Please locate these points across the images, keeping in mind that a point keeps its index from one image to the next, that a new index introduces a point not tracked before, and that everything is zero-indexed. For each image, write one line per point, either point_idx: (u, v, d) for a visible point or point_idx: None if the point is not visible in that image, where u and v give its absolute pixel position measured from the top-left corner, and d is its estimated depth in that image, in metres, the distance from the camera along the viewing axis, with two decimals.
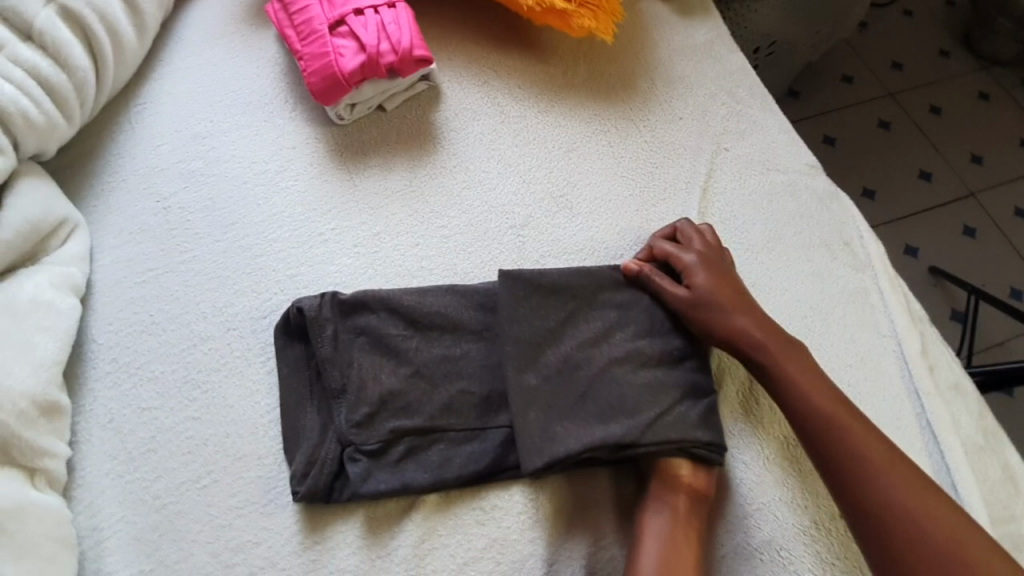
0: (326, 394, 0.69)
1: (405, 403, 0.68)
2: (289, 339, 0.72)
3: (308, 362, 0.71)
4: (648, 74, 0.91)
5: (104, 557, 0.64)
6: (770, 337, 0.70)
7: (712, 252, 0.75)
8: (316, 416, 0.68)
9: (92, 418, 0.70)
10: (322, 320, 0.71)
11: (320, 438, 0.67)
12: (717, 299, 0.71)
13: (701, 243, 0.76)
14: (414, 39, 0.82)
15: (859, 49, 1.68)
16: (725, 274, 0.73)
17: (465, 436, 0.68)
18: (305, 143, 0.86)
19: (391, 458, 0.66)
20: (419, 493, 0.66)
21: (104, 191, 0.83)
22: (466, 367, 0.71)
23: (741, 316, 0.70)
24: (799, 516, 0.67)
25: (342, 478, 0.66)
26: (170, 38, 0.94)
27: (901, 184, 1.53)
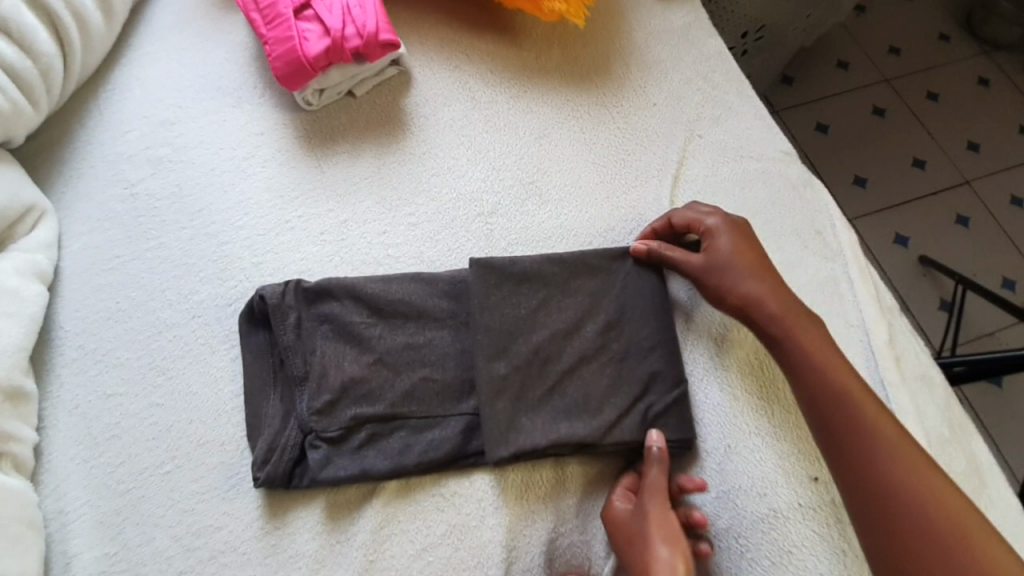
0: (289, 381, 0.69)
1: (367, 390, 0.68)
2: (254, 326, 0.72)
3: (272, 349, 0.71)
4: (623, 58, 0.89)
5: (68, 539, 0.65)
6: (789, 303, 0.69)
7: (728, 221, 0.74)
8: (278, 403, 0.69)
9: (59, 404, 0.71)
10: (284, 307, 0.71)
11: (281, 425, 0.67)
12: (735, 267, 0.71)
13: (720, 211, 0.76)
14: (380, 23, 0.81)
15: (854, 34, 1.65)
16: (747, 241, 0.73)
17: (427, 423, 0.68)
18: (273, 129, 0.85)
19: (352, 444, 0.66)
20: (379, 480, 0.66)
21: (73, 177, 0.83)
22: (430, 355, 0.70)
23: (760, 283, 0.70)
24: (795, 481, 0.67)
25: (302, 465, 0.66)
26: (141, 23, 0.93)
27: (893, 172, 1.50)
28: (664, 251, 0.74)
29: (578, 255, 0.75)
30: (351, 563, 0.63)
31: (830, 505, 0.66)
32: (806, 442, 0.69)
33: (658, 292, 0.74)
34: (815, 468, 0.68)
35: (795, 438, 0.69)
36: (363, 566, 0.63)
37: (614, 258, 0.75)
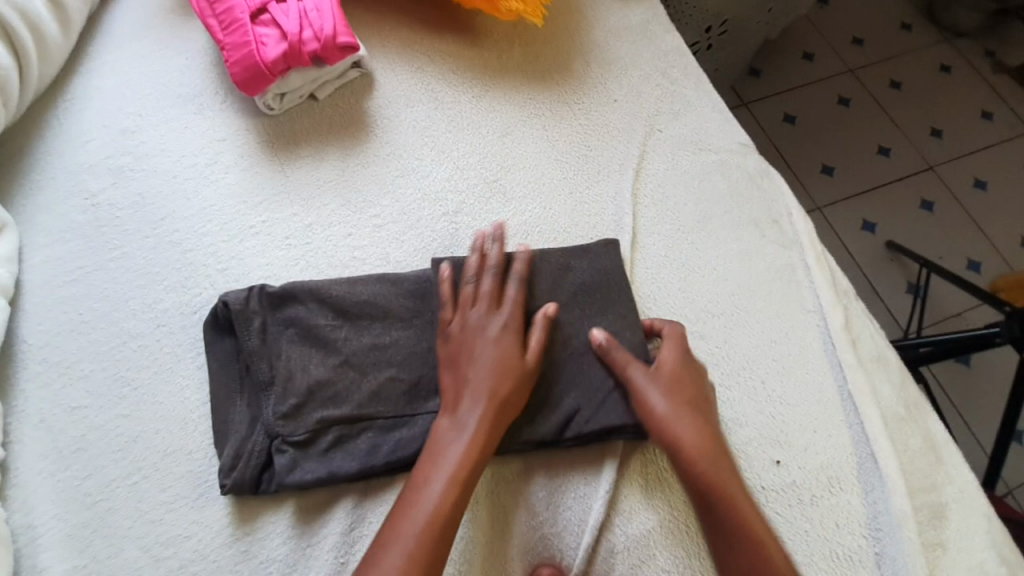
0: (255, 386, 0.69)
1: (333, 392, 0.68)
2: (219, 332, 0.73)
3: (237, 355, 0.71)
4: (583, 56, 0.91)
5: (37, 555, 0.64)
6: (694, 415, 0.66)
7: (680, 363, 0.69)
8: (245, 408, 0.69)
9: (24, 418, 0.70)
10: (249, 313, 0.71)
11: (248, 431, 0.67)
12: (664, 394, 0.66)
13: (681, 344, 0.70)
14: (338, 25, 0.81)
15: (819, 25, 1.68)
16: (692, 369, 0.69)
17: (395, 422, 0.68)
18: (235, 135, 0.85)
19: (319, 447, 0.66)
20: (346, 481, 0.66)
21: (32, 190, 0.82)
22: (397, 355, 0.71)
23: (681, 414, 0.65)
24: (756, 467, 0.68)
25: (270, 469, 0.66)
26: (98, 32, 0.92)
27: (860, 161, 1.53)
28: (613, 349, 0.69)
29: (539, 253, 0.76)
30: (323, 566, 0.64)
31: (791, 486, 0.68)
32: (769, 425, 0.70)
33: (620, 285, 0.75)
34: (777, 451, 0.69)
35: (758, 422, 0.70)
36: (335, 567, 0.64)
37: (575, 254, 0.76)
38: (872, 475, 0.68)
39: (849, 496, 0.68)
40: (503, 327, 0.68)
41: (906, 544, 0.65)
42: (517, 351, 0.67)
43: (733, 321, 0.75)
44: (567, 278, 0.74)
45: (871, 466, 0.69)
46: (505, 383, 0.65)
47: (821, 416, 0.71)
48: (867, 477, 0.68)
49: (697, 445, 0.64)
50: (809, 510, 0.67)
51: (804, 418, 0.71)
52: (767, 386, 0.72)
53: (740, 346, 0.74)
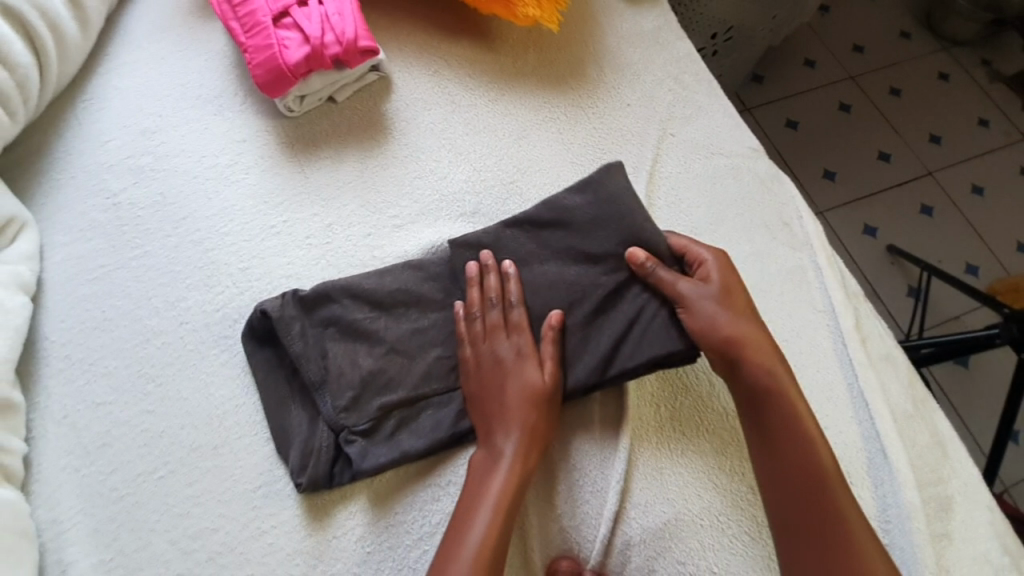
0: (306, 387, 0.72)
1: (387, 379, 0.70)
2: (259, 342, 0.74)
3: (282, 361, 0.73)
4: (597, 60, 0.92)
5: (65, 548, 0.67)
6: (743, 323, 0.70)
7: (721, 276, 0.72)
8: (302, 410, 0.71)
9: (47, 415, 0.72)
10: (287, 318, 0.72)
11: (311, 430, 0.70)
12: (713, 305, 0.69)
13: (720, 263, 0.73)
14: (359, 29, 0.82)
15: (820, 32, 1.71)
16: (732, 280, 0.72)
17: (450, 398, 0.71)
18: (255, 137, 0.86)
19: (383, 433, 0.69)
20: (418, 459, 0.69)
21: (52, 188, 0.83)
22: (438, 335, 0.73)
23: (729, 317, 0.69)
24: None
25: (341, 462, 0.69)
26: (117, 32, 0.93)
27: (860, 165, 1.56)
28: (655, 267, 0.71)
29: (559, 221, 0.75)
30: (349, 557, 0.66)
31: None
32: None
33: None
34: None
35: None
36: (361, 558, 0.66)
37: (595, 221, 0.75)
38: (882, 470, 0.70)
39: (860, 490, 0.69)
40: (518, 351, 0.69)
41: (916, 536, 0.67)
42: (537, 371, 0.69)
43: None
44: (582, 237, 0.75)
45: (881, 460, 0.71)
46: (531, 404, 0.67)
47: (833, 413, 0.73)
48: (876, 472, 0.70)
49: (748, 335, 0.69)
50: None
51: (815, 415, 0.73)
52: None
53: None
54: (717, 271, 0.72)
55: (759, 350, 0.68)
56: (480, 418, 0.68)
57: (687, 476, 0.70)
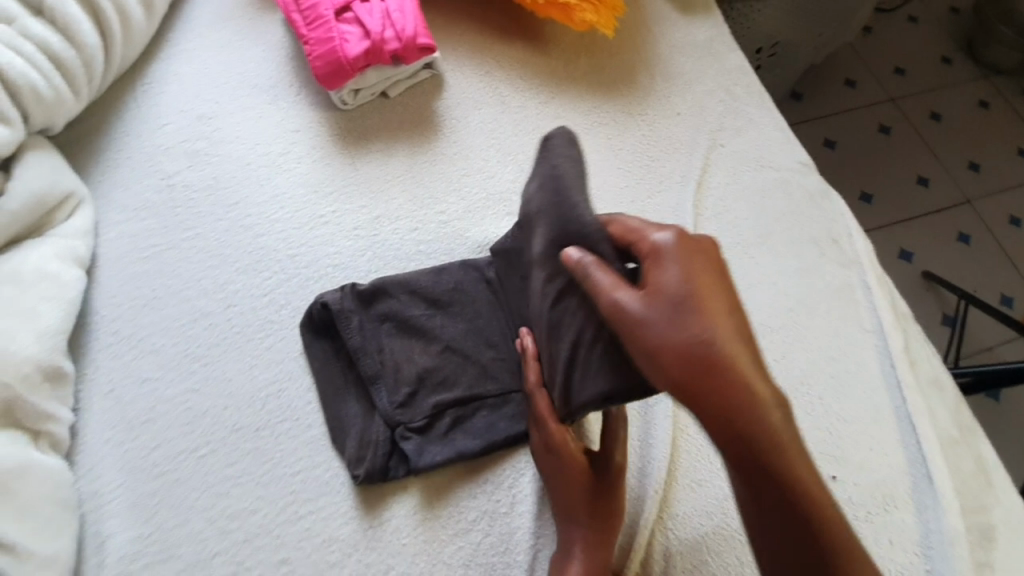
0: (362, 380, 0.73)
1: (442, 377, 0.72)
2: (315, 334, 0.75)
3: (337, 353, 0.74)
4: (648, 69, 0.93)
5: (105, 519, 0.67)
6: (726, 352, 0.48)
7: (673, 274, 0.51)
8: (357, 403, 0.72)
9: (94, 387, 0.73)
10: (347, 312, 0.74)
11: (366, 423, 0.71)
12: (659, 322, 0.50)
13: (674, 258, 0.52)
14: (418, 27, 0.84)
15: (862, 53, 1.70)
16: (694, 280, 0.51)
17: (503, 399, 0.72)
18: (308, 127, 0.88)
19: (438, 430, 0.70)
20: (471, 460, 0.70)
21: (109, 167, 0.85)
22: (493, 336, 0.74)
23: (684, 339, 0.49)
24: None
25: (395, 458, 0.69)
26: (178, 18, 0.96)
27: (897, 189, 1.54)
28: (585, 271, 0.56)
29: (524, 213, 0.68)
30: (385, 547, 0.66)
31: (847, 502, 0.68)
32: (824, 439, 0.71)
33: None
34: (833, 466, 0.69)
35: (815, 436, 0.71)
36: (396, 549, 0.66)
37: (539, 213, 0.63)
38: (926, 495, 0.69)
39: (902, 514, 0.68)
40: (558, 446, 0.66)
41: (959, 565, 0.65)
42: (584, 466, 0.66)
43: (791, 337, 0.76)
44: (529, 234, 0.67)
45: (925, 486, 0.69)
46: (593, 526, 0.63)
47: (877, 434, 0.72)
48: (920, 497, 0.69)
49: (722, 369, 0.48)
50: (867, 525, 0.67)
51: (860, 435, 0.71)
52: (824, 402, 0.72)
53: (797, 360, 0.74)
54: (671, 268, 0.52)
55: (734, 377, 0.48)
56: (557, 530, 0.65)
57: (725, 490, 0.69)
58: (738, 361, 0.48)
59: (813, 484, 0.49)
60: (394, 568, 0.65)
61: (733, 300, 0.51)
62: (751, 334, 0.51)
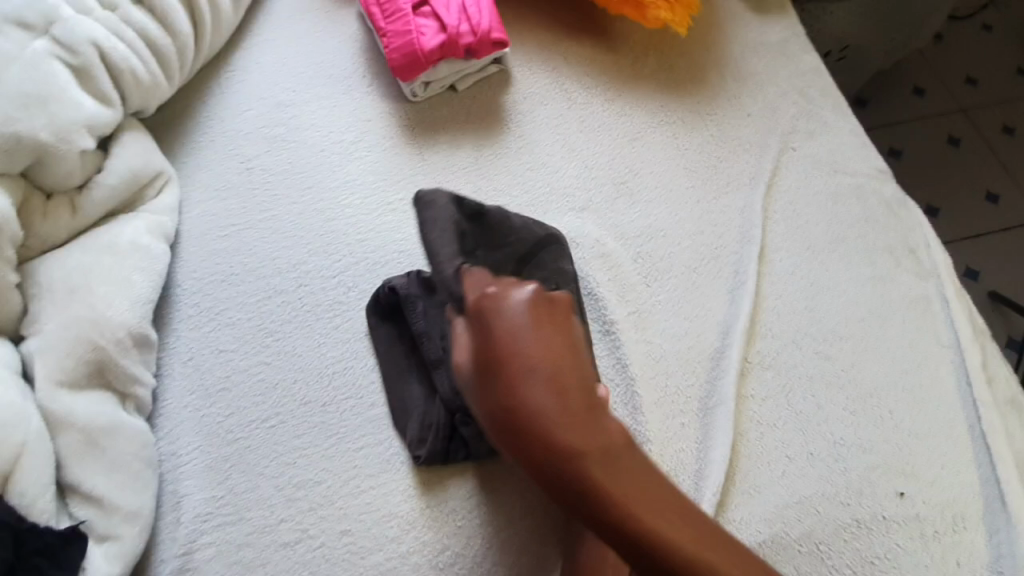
0: (424, 365, 0.75)
1: None
2: (380, 317, 0.78)
3: (402, 337, 0.77)
4: (718, 69, 0.92)
5: (181, 479, 0.71)
6: (555, 428, 0.45)
7: (495, 333, 0.47)
8: (420, 386, 0.74)
9: (174, 355, 0.77)
10: (411, 297, 0.76)
11: (427, 406, 0.73)
12: (485, 394, 0.47)
13: (491, 316, 0.48)
14: (493, 22, 0.86)
15: (934, 60, 1.62)
16: (519, 340, 0.46)
17: None
18: (379, 118, 0.91)
19: None
20: None
21: (193, 149, 0.89)
22: None
23: (505, 413, 0.46)
24: (878, 488, 0.67)
25: (455, 442, 0.71)
26: (261, 10, 1.00)
27: (965, 203, 1.47)
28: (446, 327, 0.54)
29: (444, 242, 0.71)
30: (441, 527, 0.68)
31: (915, 519, 0.65)
32: (893, 453, 0.68)
33: (739, 295, 0.76)
34: (902, 482, 0.67)
35: (883, 449, 0.69)
36: (451, 530, 0.68)
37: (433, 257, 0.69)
38: (1000, 518, 0.66)
39: (972, 535, 0.65)
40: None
41: None
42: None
43: (859, 347, 0.74)
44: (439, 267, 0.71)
45: (999, 509, 0.66)
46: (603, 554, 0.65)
47: (949, 452, 0.69)
48: (993, 520, 0.66)
49: (556, 445, 0.45)
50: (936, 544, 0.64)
51: (933, 452, 0.69)
52: (895, 415, 0.70)
53: (866, 371, 0.72)
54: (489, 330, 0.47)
55: (558, 445, 0.45)
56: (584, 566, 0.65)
57: (786, 499, 0.66)
58: (572, 434, 0.45)
59: (682, 535, 0.45)
60: (449, 549, 0.67)
61: (559, 357, 0.47)
62: (589, 396, 0.46)
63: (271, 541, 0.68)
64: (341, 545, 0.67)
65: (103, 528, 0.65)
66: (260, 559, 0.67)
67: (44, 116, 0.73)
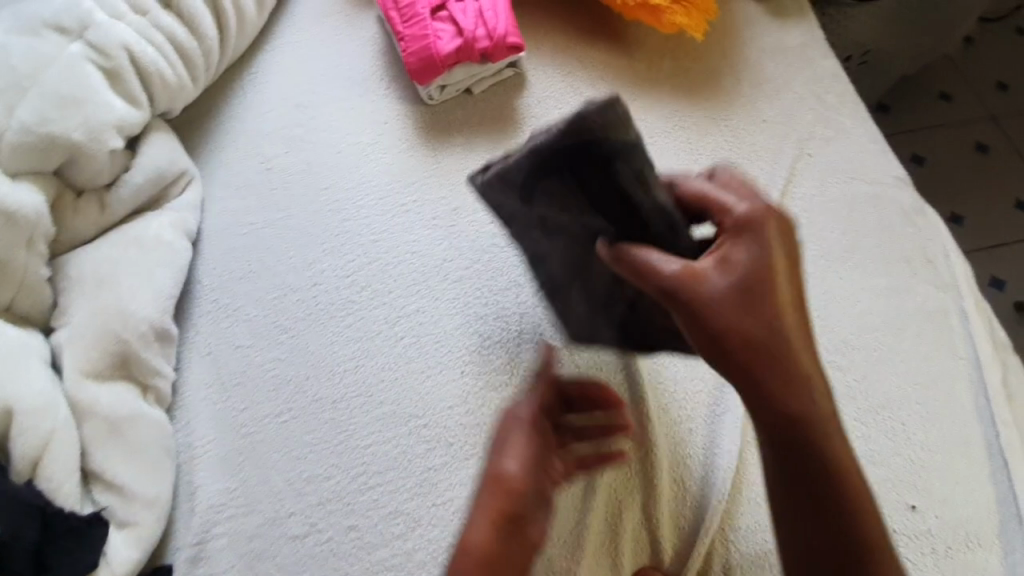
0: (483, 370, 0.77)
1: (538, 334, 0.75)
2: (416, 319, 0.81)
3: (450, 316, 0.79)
4: (734, 73, 0.91)
5: (196, 470, 0.73)
6: (788, 341, 0.60)
7: (752, 255, 0.60)
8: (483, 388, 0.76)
9: (193, 348, 0.80)
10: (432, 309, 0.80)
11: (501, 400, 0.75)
12: (760, 317, 0.59)
13: (744, 226, 0.61)
14: (509, 27, 0.88)
15: (961, 64, 1.58)
16: (755, 254, 0.60)
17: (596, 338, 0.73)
18: (395, 120, 0.92)
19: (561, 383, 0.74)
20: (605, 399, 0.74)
21: (216, 149, 0.92)
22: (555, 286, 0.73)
23: (766, 325, 0.59)
24: (888, 502, 0.66)
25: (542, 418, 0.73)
26: (284, 13, 1.03)
27: (993, 211, 1.42)
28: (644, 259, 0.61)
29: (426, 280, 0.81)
30: (448, 525, 0.69)
31: (925, 534, 0.64)
32: (905, 467, 0.67)
33: None
34: (914, 496, 0.66)
35: (895, 463, 0.67)
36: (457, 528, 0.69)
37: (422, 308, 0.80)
38: (1016, 536, 0.64)
39: (988, 554, 0.64)
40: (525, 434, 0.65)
41: None
42: (522, 459, 0.63)
43: (873, 358, 0.73)
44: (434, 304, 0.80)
45: (1016, 526, 0.65)
46: (512, 505, 0.61)
47: (966, 468, 0.67)
48: (1009, 538, 0.64)
49: (767, 342, 0.59)
50: (950, 561, 0.63)
51: (946, 468, 0.67)
52: (908, 429, 0.69)
53: (880, 382, 0.71)
54: (739, 243, 0.61)
55: (795, 365, 0.60)
56: (496, 496, 0.61)
57: None
58: (795, 350, 0.60)
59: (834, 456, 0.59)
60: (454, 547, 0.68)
61: (779, 266, 0.61)
62: (800, 298, 0.61)
63: (281, 533, 0.69)
64: (347, 539, 0.69)
65: (123, 512, 0.67)
66: (270, 549, 0.69)
67: (77, 117, 0.77)
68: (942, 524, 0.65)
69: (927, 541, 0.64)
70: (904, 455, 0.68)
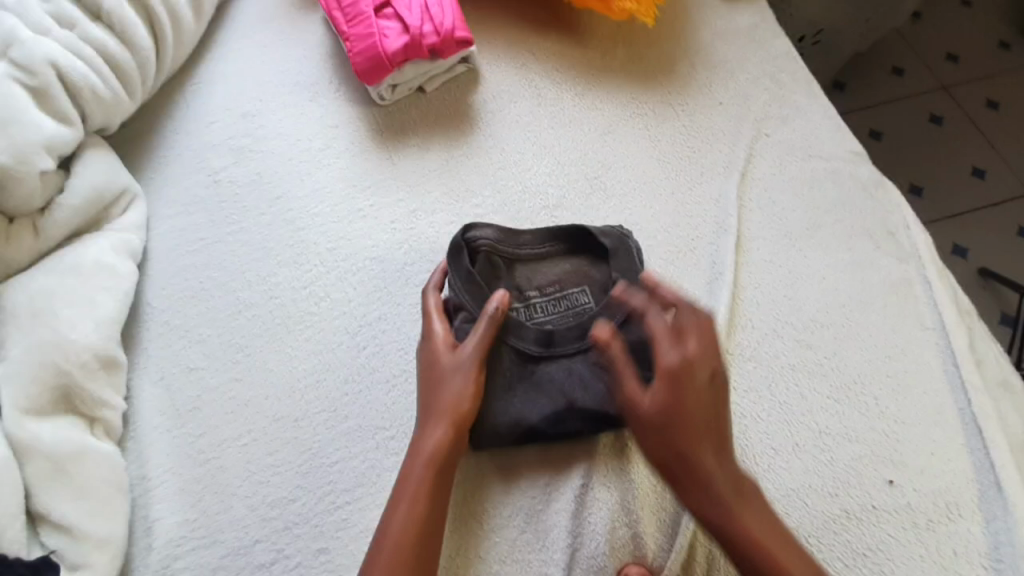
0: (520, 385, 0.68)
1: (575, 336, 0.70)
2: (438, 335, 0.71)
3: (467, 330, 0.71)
4: (689, 58, 0.91)
5: (152, 504, 0.69)
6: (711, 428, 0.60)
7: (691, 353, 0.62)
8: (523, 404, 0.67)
9: (144, 374, 0.75)
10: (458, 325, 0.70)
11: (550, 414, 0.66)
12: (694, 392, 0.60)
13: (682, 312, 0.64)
14: (457, 21, 0.85)
15: (911, 39, 1.61)
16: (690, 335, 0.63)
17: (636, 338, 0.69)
18: (347, 123, 0.89)
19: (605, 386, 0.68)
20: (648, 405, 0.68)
21: (159, 164, 0.88)
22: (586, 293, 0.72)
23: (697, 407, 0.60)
24: (865, 477, 0.65)
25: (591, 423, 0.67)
26: (226, 20, 0.99)
27: (951, 180, 1.44)
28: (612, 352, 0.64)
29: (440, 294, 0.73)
30: None
31: (906, 508, 0.64)
32: (880, 442, 0.67)
33: (718, 285, 0.75)
34: (890, 470, 0.66)
35: (870, 438, 0.67)
36: None
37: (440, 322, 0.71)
38: (995, 503, 0.64)
39: (969, 524, 0.63)
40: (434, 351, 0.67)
41: None
42: (465, 370, 0.66)
43: (841, 334, 0.72)
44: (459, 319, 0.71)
45: (993, 494, 0.64)
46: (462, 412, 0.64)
47: (940, 438, 0.67)
48: (988, 506, 0.64)
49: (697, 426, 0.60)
50: (931, 533, 0.63)
51: (920, 439, 0.67)
52: (881, 403, 0.69)
53: (849, 358, 0.71)
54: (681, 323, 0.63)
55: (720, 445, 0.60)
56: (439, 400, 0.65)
57: (771, 493, 0.65)
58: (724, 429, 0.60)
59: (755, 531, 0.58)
60: None
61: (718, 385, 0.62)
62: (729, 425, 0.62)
63: (246, 563, 0.66)
64: (318, 563, 0.66)
65: (73, 556, 0.63)
66: None
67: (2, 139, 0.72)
68: (920, 496, 0.64)
69: (907, 514, 0.63)
70: (878, 430, 0.68)
